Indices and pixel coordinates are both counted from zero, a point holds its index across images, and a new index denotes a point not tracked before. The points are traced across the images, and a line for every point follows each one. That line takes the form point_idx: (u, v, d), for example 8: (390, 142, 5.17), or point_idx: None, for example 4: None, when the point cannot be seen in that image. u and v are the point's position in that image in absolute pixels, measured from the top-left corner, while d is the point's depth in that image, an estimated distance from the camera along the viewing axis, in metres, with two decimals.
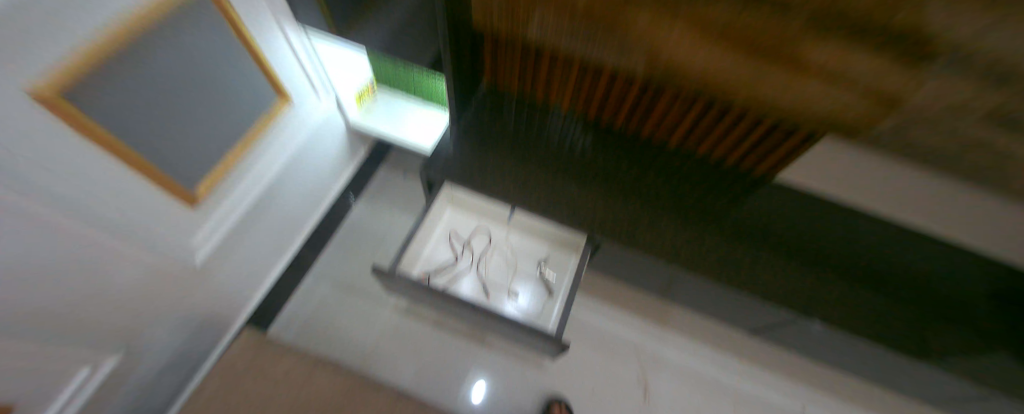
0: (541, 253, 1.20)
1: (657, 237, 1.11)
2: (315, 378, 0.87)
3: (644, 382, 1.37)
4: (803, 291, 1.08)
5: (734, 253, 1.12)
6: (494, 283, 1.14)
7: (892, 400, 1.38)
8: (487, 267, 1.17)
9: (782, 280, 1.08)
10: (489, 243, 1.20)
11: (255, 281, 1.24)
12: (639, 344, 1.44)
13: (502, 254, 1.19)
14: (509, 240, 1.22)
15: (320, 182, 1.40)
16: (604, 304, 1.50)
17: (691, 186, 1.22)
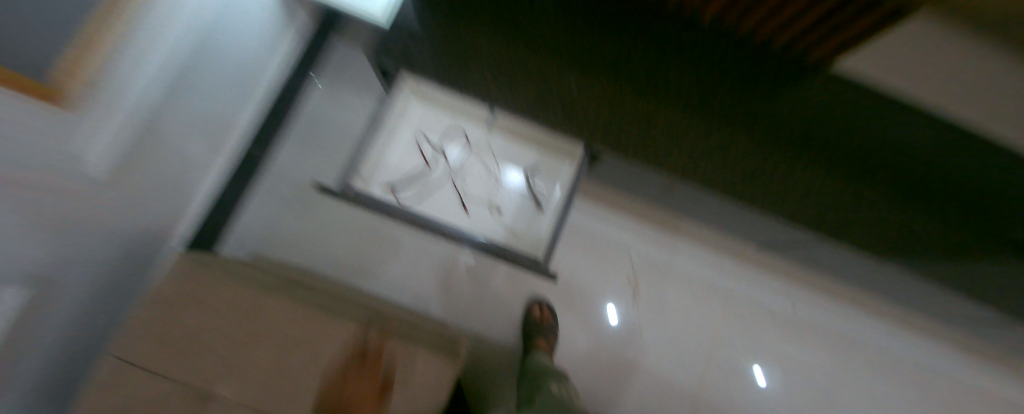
0: (529, 161, 1.01)
1: (670, 148, 0.95)
2: (268, 306, 0.75)
3: (632, 282, 1.35)
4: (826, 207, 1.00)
5: (752, 166, 0.97)
6: (472, 198, 0.96)
7: (865, 296, 1.44)
8: (465, 178, 0.97)
9: (794, 201, 0.98)
10: (466, 149, 0.99)
11: (197, 180, 1.02)
12: (629, 246, 1.38)
13: (482, 162, 0.99)
14: (490, 144, 1.01)
15: (245, 55, 1.02)
16: (597, 207, 1.37)
17: (721, 77, 1.02)
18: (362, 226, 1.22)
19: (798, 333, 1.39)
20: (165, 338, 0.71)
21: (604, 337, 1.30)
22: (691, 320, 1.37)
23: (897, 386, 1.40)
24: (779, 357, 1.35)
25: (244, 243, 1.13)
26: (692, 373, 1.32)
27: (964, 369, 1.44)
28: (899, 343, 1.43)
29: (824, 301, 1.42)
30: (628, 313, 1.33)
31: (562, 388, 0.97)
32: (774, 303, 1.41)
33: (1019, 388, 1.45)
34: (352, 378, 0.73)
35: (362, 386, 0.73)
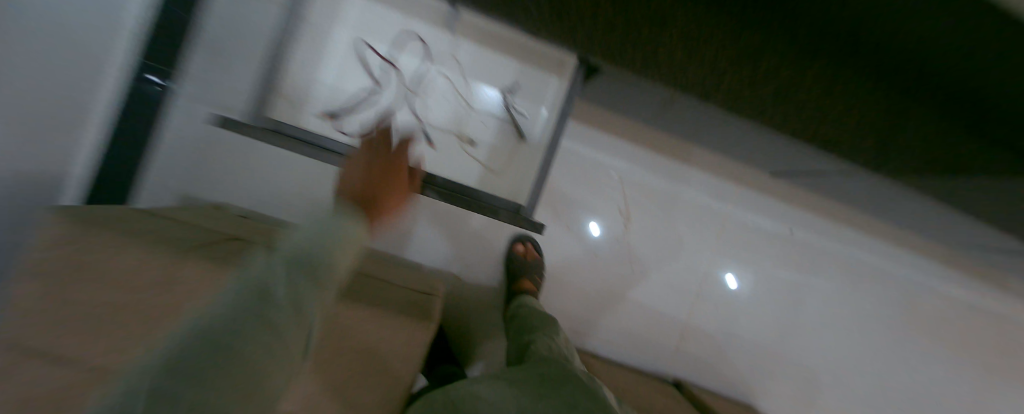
0: (508, 78, 0.81)
1: (698, 62, 0.74)
2: (180, 275, 0.61)
3: (624, 212, 1.25)
4: (863, 126, 0.81)
5: (797, 89, 0.77)
6: (435, 130, 0.78)
7: (864, 214, 1.38)
8: (423, 103, 0.78)
9: (835, 120, 0.81)
10: (426, 63, 0.78)
11: None
12: (623, 174, 1.23)
13: (448, 82, 0.79)
14: (457, 57, 0.79)
15: None
16: (593, 128, 1.20)
17: None
18: (305, 170, 1.01)
19: (790, 256, 1.36)
20: (59, 318, 0.58)
21: (591, 271, 1.25)
22: (684, 250, 1.30)
23: (876, 302, 1.43)
24: (766, 278, 1.35)
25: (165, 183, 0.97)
26: (678, 300, 1.32)
27: (945, 281, 1.46)
28: (890, 262, 1.42)
29: (822, 224, 1.36)
30: (618, 246, 1.26)
31: (554, 353, 0.85)
32: (772, 227, 1.34)
33: (990, 293, 1.51)
34: (367, 156, 0.60)
35: (379, 177, 0.58)
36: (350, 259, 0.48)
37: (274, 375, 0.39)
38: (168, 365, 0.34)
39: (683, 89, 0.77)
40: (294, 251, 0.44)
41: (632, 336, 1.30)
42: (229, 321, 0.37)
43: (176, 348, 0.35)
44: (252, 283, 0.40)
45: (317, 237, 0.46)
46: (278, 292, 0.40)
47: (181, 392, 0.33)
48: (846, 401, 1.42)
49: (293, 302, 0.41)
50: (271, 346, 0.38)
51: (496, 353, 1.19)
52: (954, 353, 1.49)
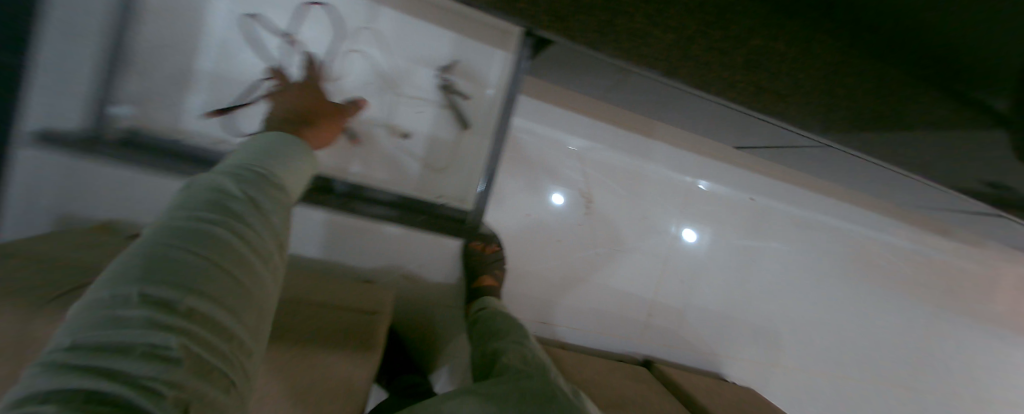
0: (443, 59, 0.76)
1: (660, 32, 0.65)
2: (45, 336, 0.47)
3: (586, 194, 1.20)
4: (834, 96, 0.74)
5: (772, 59, 0.70)
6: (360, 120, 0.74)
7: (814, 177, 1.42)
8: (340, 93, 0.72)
9: (819, 88, 0.74)
10: (344, 48, 0.72)
11: None
12: (583, 152, 1.18)
13: (372, 67, 0.73)
14: (378, 39, 0.73)
15: None
16: (548, 105, 1.13)
17: None
18: None
19: (752, 224, 1.37)
20: None
21: (556, 256, 1.21)
22: (652, 226, 1.27)
23: (833, 262, 1.47)
24: (733, 250, 1.36)
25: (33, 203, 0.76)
26: (648, 279, 1.30)
27: (890, 233, 1.54)
28: (841, 221, 1.48)
29: (777, 189, 1.39)
30: (583, 229, 1.22)
31: (526, 362, 0.83)
32: (734, 197, 1.34)
33: (933, 241, 1.60)
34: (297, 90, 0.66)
35: (310, 100, 0.64)
36: (298, 173, 0.53)
37: (251, 266, 0.41)
38: (141, 263, 0.36)
39: (648, 66, 0.67)
40: (241, 163, 0.48)
41: (603, 317, 1.28)
42: (197, 218, 0.40)
43: (146, 251, 0.37)
44: (205, 191, 0.43)
45: (260, 152, 0.51)
46: (236, 194, 0.44)
47: (170, 278, 0.35)
48: (809, 356, 1.49)
49: (254, 200, 0.45)
50: (246, 237, 0.42)
51: (461, 354, 1.14)
52: (908, 301, 1.57)
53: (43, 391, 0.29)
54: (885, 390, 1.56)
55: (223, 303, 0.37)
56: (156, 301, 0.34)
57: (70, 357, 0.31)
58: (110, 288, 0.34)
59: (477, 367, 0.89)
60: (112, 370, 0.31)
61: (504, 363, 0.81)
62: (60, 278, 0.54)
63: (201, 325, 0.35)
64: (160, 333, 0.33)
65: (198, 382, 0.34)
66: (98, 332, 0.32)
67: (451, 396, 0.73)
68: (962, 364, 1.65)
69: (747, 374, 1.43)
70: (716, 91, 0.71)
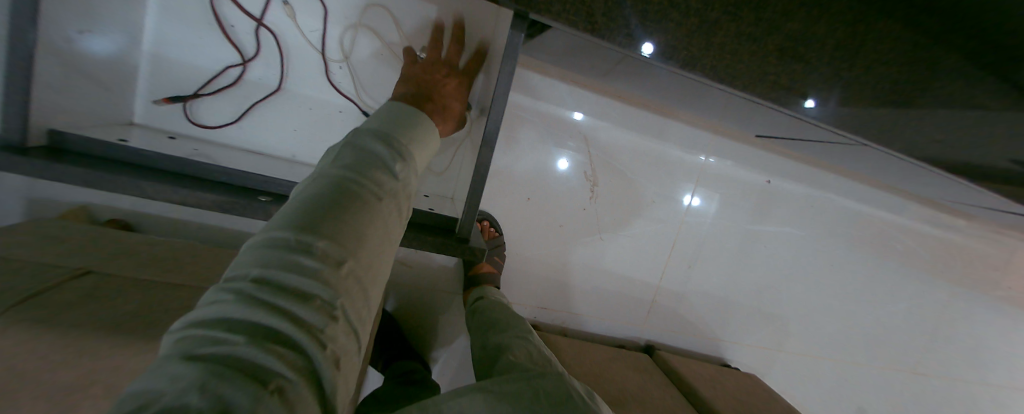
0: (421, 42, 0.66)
1: (680, 14, 0.52)
2: None
3: (590, 176, 1.13)
4: (901, 97, 0.59)
5: (811, 42, 0.55)
6: (337, 112, 0.68)
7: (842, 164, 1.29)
8: (313, 83, 0.66)
9: (870, 81, 0.58)
10: (321, 27, 0.62)
11: None
12: (587, 131, 1.10)
13: (344, 53, 0.65)
14: (360, 18, 0.62)
15: None
16: (550, 79, 1.03)
17: None
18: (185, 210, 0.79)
19: (765, 209, 1.29)
20: None
21: (557, 241, 1.17)
22: (658, 210, 1.21)
23: (852, 249, 1.40)
24: (743, 234, 1.30)
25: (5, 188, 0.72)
26: (651, 266, 1.26)
27: (921, 219, 1.42)
28: (868, 207, 1.37)
29: (801, 171, 1.28)
30: (586, 213, 1.16)
31: (532, 359, 0.80)
32: (750, 180, 1.25)
33: (972, 228, 1.46)
34: (436, 74, 0.60)
35: (444, 93, 0.59)
36: (428, 148, 0.48)
37: (386, 242, 0.38)
38: (310, 211, 0.32)
39: (665, 57, 0.54)
40: (385, 126, 0.43)
41: (604, 302, 1.26)
42: (352, 179, 0.35)
43: (315, 199, 0.33)
44: (358, 148, 0.38)
45: (399, 120, 0.45)
46: (387, 160, 0.39)
47: (341, 236, 0.32)
48: (815, 343, 1.46)
49: (400, 171, 0.40)
50: (391, 210, 0.38)
51: (460, 339, 1.13)
52: (930, 290, 1.49)
53: (231, 318, 0.26)
54: (892, 376, 1.54)
55: (368, 275, 0.34)
56: (327, 257, 0.31)
57: (255, 290, 0.27)
58: (282, 229, 0.31)
59: (480, 360, 0.87)
60: (286, 314, 0.28)
61: (506, 359, 0.79)
62: (13, 280, 0.50)
63: (353, 290, 0.32)
64: (326, 289, 0.30)
65: (347, 348, 0.31)
66: (273, 270, 0.28)
67: (458, 391, 0.73)
68: (981, 352, 1.59)
69: (748, 359, 1.42)
70: (745, 88, 0.58)
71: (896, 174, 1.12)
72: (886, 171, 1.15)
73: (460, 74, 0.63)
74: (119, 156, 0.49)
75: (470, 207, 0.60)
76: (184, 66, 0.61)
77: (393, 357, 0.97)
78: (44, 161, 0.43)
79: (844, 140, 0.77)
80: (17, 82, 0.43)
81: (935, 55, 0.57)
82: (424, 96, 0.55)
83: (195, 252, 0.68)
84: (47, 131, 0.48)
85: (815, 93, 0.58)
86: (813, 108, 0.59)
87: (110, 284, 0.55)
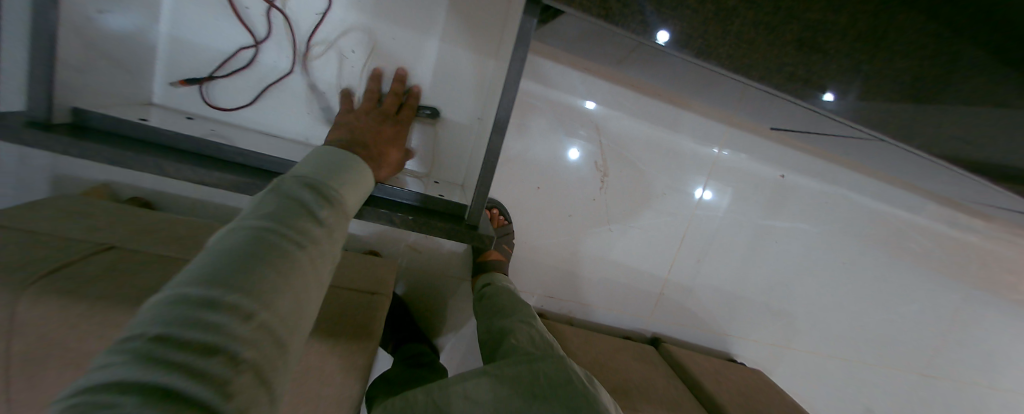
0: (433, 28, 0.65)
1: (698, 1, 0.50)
2: (26, 317, 0.46)
3: (601, 167, 1.12)
4: (927, 91, 0.57)
5: (833, 33, 0.54)
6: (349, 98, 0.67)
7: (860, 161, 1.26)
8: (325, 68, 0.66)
9: (893, 74, 0.56)
10: (328, 10, 0.62)
11: None
12: (599, 121, 1.08)
13: (355, 38, 0.64)
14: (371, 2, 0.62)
15: None
16: (562, 67, 1.02)
17: None
18: (203, 189, 0.81)
19: (779, 204, 1.27)
20: None
21: (565, 231, 1.17)
22: (669, 202, 1.20)
23: (866, 248, 1.37)
24: (755, 229, 1.28)
25: (34, 164, 0.75)
26: (659, 258, 1.25)
27: (941, 219, 1.38)
28: (885, 205, 1.33)
29: (817, 166, 1.25)
30: (595, 204, 1.16)
31: (536, 345, 0.81)
32: (764, 174, 1.23)
33: (995, 230, 1.42)
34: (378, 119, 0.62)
35: (388, 138, 0.61)
36: (365, 189, 0.48)
37: (314, 286, 0.37)
38: (220, 264, 0.32)
39: (680, 46, 0.53)
40: (317, 170, 0.43)
41: (610, 293, 1.26)
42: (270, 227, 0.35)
43: (227, 250, 0.33)
44: (282, 194, 0.38)
45: (334, 163, 0.45)
46: (314, 203, 0.40)
47: (252, 286, 0.32)
48: (823, 341, 1.45)
49: (330, 215, 0.41)
50: (315, 254, 0.38)
51: (468, 323, 1.15)
52: (946, 291, 1.46)
53: (123, 381, 0.26)
54: (901, 377, 1.52)
55: (288, 322, 0.34)
56: (237, 308, 0.31)
57: (151, 349, 0.27)
58: (188, 283, 0.31)
59: (485, 344, 0.89)
60: (186, 373, 0.28)
61: (511, 345, 0.81)
62: (41, 253, 0.52)
63: (267, 340, 0.32)
64: (233, 342, 0.30)
65: (260, 399, 0.31)
66: (174, 328, 0.28)
67: (464, 374, 0.76)
68: (995, 356, 1.56)
69: (753, 354, 1.42)
70: (762, 80, 0.57)
71: (917, 172, 1.09)
72: (906, 169, 1.11)
73: (400, 118, 0.65)
74: (141, 136, 0.50)
75: (480, 197, 0.59)
76: (199, 50, 0.61)
77: (401, 340, 1.00)
78: (68, 139, 0.44)
79: (864, 136, 0.75)
80: (42, 62, 0.45)
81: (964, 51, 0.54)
82: (369, 142, 0.56)
83: (212, 231, 0.70)
84: (70, 109, 0.48)
85: (833, 86, 0.57)
86: (830, 101, 0.58)
87: (131, 259, 0.56)
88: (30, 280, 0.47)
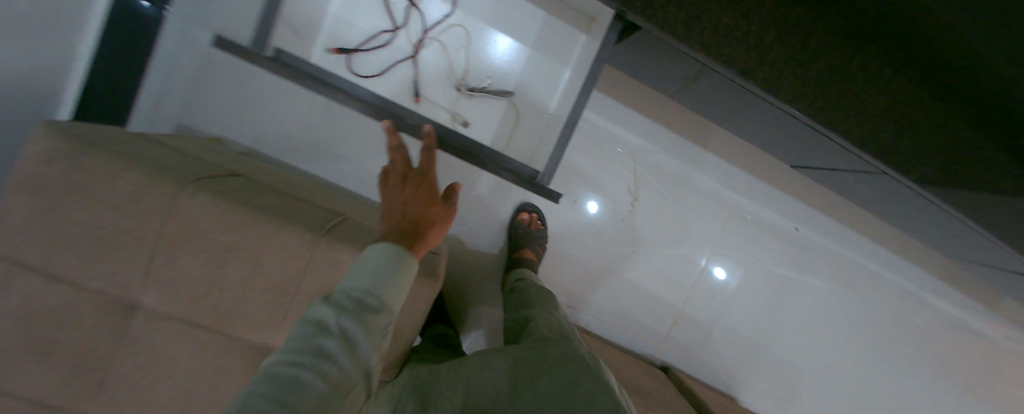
0: (538, 21, 0.72)
1: (743, 36, 0.66)
2: (184, 206, 0.56)
3: (632, 191, 1.24)
4: (900, 131, 0.75)
5: (834, 80, 0.72)
6: (462, 79, 0.72)
7: (868, 222, 1.37)
8: (443, 50, 0.70)
9: (879, 118, 0.74)
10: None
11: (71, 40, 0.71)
12: (636, 151, 1.22)
13: (469, 30, 0.71)
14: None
15: None
16: (612, 102, 1.17)
17: None
18: (295, 154, 0.95)
19: (792, 255, 1.35)
20: (51, 233, 0.54)
21: (593, 247, 1.26)
22: (690, 236, 1.30)
23: (874, 310, 1.42)
24: (768, 274, 1.36)
25: (166, 110, 0.89)
26: (677, 286, 1.32)
27: (947, 294, 1.45)
28: (893, 274, 1.41)
29: (829, 224, 1.35)
30: (624, 225, 1.26)
31: (553, 331, 0.90)
32: (780, 222, 1.33)
33: (997, 314, 1.48)
34: (405, 186, 0.60)
35: (418, 201, 0.58)
36: (404, 287, 0.51)
37: (332, 405, 0.41)
38: (252, 393, 0.38)
39: (729, 67, 0.67)
40: (356, 282, 0.48)
41: (625, 315, 1.32)
42: (297, 360, 0.41)
43: (260, 379, 0.40)
44: (310, 316, 0.45)
45: (371, 270, 0.49)
46: (334, 323, 0.44)
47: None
48: (829, 401, 1.45)
49: (350, 328, 0.44)
50: (334, 377, 0.42)
51: (491, 321, 1.21)
52: (952, 369, 1.48)
53: None
54: None
55: None
56: None
57: None
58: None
59: (509, 331, 0.97)
60: None
61: (532, 327, 0.90)
62: (196, 164, 0.63)
63: None
64: None
65: None
66: None
67: (482, 358, 0.82)
68: None
69: (758, 402, 1.42)
70: (790, 103, 0.71)
71: (927, 234, 1.19)
72: (917, 231, 1.21)
73: (429, 179, 0.61)
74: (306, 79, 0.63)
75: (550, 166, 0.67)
76: (346, 25, 0.66)
77: (429, 321, 1.07)
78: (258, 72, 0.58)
79: (871, 174, 0.87)
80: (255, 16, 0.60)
81: (925, 103, 0.75)
82: (397, 219, 0.56)
83: (303, 182, 0.82)
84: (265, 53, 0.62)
85: (839, 119, 0.73)
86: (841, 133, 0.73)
87: (255, 183, 0.67)
88: (189, 180, 0.58)
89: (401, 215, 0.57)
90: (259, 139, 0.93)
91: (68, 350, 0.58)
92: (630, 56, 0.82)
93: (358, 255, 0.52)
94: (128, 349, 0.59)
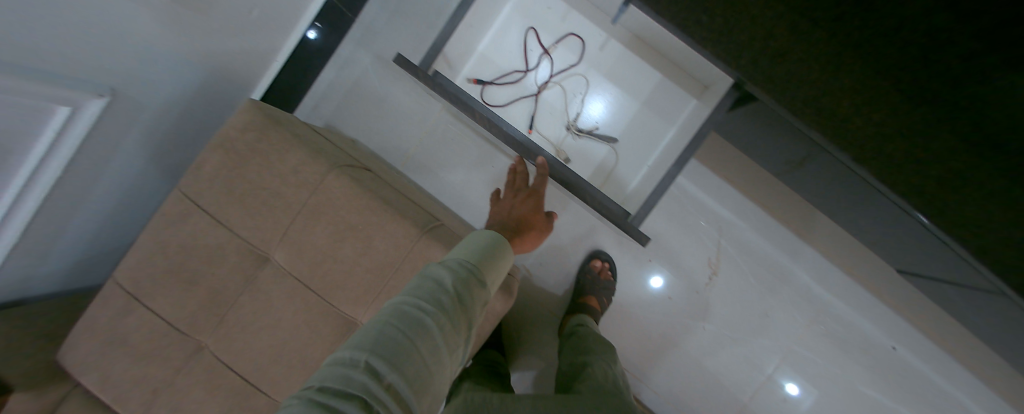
0: (654, 81, 0.79)
1: (863, 122, 0.66)
2: (329, 185, 0.66)
3: (712, 264, 1.19)
4: None
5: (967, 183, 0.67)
6: (573, 121, 0.80)
7: (998, 371, 1.15)
8: (562, 93, 0.80)
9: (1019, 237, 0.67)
10: (584, 52, 0.79)
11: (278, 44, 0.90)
12: (724, 225, 1.17)
13: (589, 80, 0.80)
14: (618, 57, 0.79)
15: None
16: (709, 173, 1.16)
17: None
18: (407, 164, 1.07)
19: (890, 378, 1.17)
20: (229, 187, 0.67)
21: (658, 314, 1.20)
22: (770, 326, 1.19)
23: None
24: (855, 393, 1.18)
25: (318, 111, 1.07)
26: (745, 378, 1.20)
27: None
28: None
29: (942, 359, 1.16)
30: (697, 297, 1.20)
31: (609, 382, 0.82)
32: (880, 338, 1.17)
33: None
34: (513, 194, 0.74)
35: (523, 208, 0.71)
36: (499, 272, 0.55)
37: (443, 358, 0.43)
38: (381, 326, 0.41)
39: (843, 149, 0.67)
40: (466, 255, 0.52)
41: (679, 395, 1.21)
42: (420, 305, 0.44)
43: (387, 316, 0.42)
44: (427, 274, 0.48)
45: (478, 250, 0.54)
46: (450, 282, 0.47)
47: (400, 345, 0.40)
48: None
49: (463, 290, 0.48)
50: (448, 332, 0.44)
51: (541, 362, 1.19)
52: None
53: (312, 401, 0.35)
54: None
55: (418, 381, 0.40)
56: (379, 367, 0.38)
57: (330, 385, 0.36)
58: (358, 341, 0.40)
59: (564, 375, 0.92)
60: (350, 403, 0.35)
61: (589, 373, 0.84)
62: (344, 154, 0.75)
63: (401, 395, 0.38)
64: (379, 388, 0.36)
65: None
66: (347, 368, 0.37)
67: (534, 396, 0.73)
68: None
69: None
70: (907, 197, 0.68)
71: None
72: None
73: (536, 195, 0.73)
74: None
75: (643, 210, 0.70)
76: (489, 63, 0.79)
77: (485, 345, 1.08)
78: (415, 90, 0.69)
79: (1002, 304, 0.76)
80: None
81: None
82: (505, 218, 0.70)
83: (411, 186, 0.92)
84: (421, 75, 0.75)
85: (967, 227, 0.68)
86: (962, 243, 0.68)
87: (383, 178, 0.77)
88: (339, 164, 0.68)
89: (509, 216, 0.70)
90: (381, 146, 1.07)
91: (209, 283, 0.69)
92: (738, 126, 0.84)
93: (461, 238, 0.57)
94: (251, 295, 0.70)
